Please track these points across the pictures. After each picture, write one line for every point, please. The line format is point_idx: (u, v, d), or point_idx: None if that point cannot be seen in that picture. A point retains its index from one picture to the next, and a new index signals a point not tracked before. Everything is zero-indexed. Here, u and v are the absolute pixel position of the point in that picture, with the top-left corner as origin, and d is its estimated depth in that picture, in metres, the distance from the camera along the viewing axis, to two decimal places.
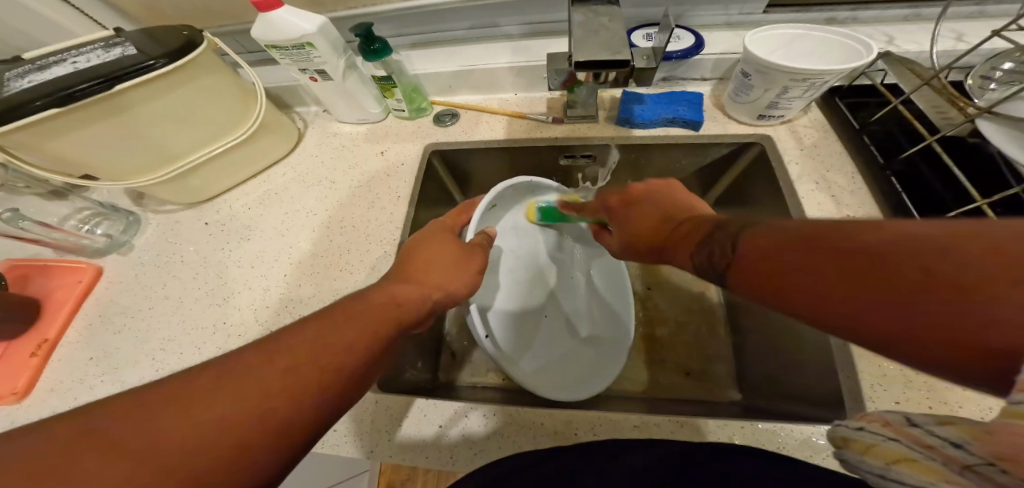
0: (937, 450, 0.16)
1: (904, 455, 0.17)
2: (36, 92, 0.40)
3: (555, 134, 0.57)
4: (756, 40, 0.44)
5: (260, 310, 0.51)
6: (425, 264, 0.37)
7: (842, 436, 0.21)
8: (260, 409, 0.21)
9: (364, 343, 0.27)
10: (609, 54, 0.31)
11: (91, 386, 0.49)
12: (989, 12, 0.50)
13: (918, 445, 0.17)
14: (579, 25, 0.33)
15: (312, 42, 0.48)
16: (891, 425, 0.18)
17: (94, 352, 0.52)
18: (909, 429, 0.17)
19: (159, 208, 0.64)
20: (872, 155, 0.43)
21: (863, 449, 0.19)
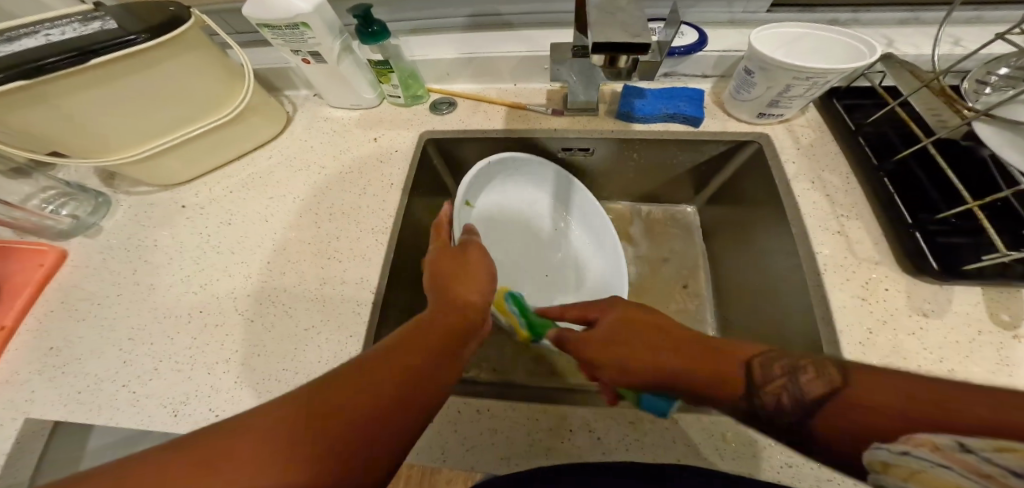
0: (993, 478, 0.17)
1: (955, 484, 0.18)
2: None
3: (554, 125, 0.56)
4: (761, 37, 0.44)
5: (241, 298, 0.48)
6: (455, 270, 0.40)
7: (880, 461, 0.21)
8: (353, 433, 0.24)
9: (433, 376, 0.29)
10: (629, 36, 0.29)
11: (49, 377, 0.46)
12: (982, 19, 0.51)
13: (970, 474, 0.18)
14: (597, 6, 0.31)
15: (306, 22, 0.46)
16: (941, 450, 0.19)
17: (54, 341, 0.48)
18: (961, 455, 0.18)
19: (132, 189, 0.60)
20: (866, 156, 0.44)
21: (908, 476, 0.20)
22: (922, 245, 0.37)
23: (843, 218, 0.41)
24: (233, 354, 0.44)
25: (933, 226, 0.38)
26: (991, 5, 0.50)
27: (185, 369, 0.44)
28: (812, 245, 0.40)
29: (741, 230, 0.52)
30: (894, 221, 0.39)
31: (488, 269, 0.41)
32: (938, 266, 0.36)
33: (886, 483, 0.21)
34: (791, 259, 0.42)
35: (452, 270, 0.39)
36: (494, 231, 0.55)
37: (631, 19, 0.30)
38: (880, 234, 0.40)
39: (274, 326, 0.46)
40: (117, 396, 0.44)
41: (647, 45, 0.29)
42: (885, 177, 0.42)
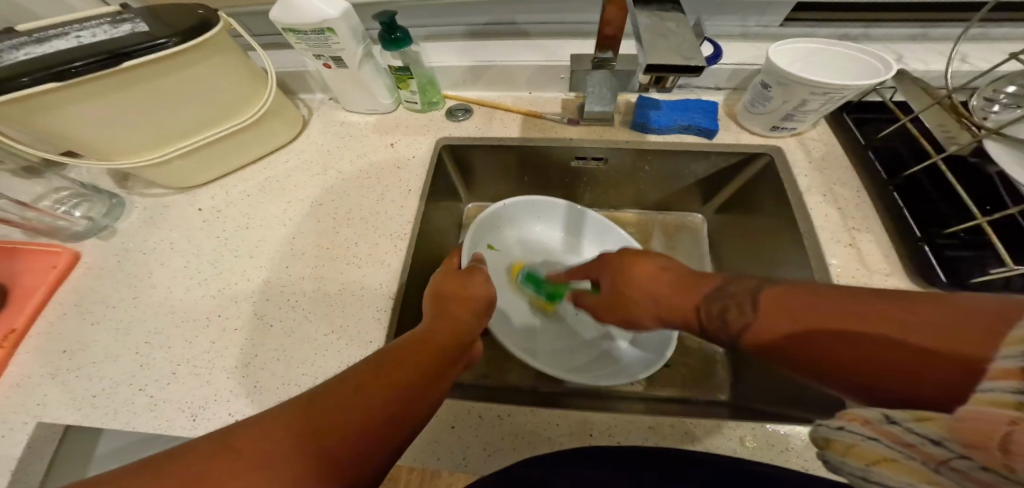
0: (916, 449, 0.17)
1: (886, 456, 0.18)
2: (26, 66, 0.38)
3: (570, 134, 0.57)
4: (777, 52, 0.46)
5: (259, 302, 0.49)
6: (452, 286, 0.42)
7: (826, 439, 0.22)
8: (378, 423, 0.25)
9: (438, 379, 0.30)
10: (681, 58, 0.30)
11: (63, 380, 0.46)
12: (987, 37, 0.53)
13: (896, 445, 0.18)
14: (645, 27, 0.32)
15: (333, 28, 0.47)
16: (871, 423, 0.20)
17: (67, 344, 0.48)
18: (887, 428, 0.19)
19: (146, 191, 0.60)
20: (876, 171, 0.45)
21: (846, 451, 0.20)
22: (931, 258, 0.39)
23: (854, 230, 0.43)
24: (253, 359, 0.45)
25: (941, 239, 0.39)
26: (997, 23, 0.52)
27: (203, 373, 0.44)
28: (825, 257, 0.41)
29: (751, 240, 0.54)
30: (903, 234, 0.41)
31: (489, 288, 0.44)
32: (948, 278, 0.37)
33: (830, 458, 0.22)
34: (803, 269, 0.43)
35: (454, 290, 0.42)
36: (523, 271, 0.61)
37: (684, 41, 0.31)
38: (891, 247, 0.41)
39: (293, 330, 0.46)
40: (134, 400, 0.44)
41: (698, 68, 0.30)
42: (895, 191, 0.43)
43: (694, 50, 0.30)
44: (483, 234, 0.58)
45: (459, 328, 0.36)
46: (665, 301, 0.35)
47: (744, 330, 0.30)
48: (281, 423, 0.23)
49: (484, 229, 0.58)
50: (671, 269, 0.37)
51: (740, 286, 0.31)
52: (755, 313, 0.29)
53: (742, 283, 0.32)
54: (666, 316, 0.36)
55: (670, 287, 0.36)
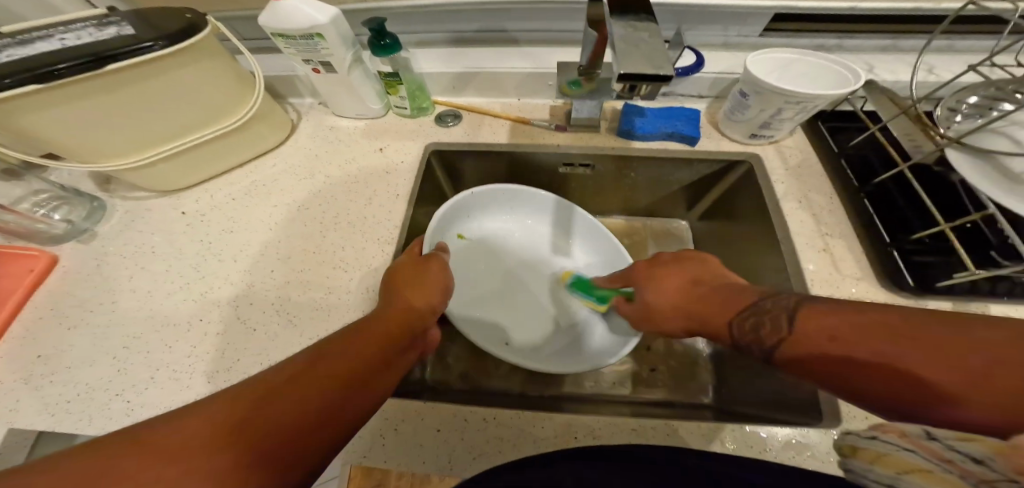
0: (955, 463, 0.20)
1: (918, 466, 0.22)
2: (7, 67, 0.37)
3: (557, 141, 0.58)
4: (755, 62, 0.47)
5: (243, 306, 0.48)
6: (404, 274, 0.42)
7: (862, 448, 0.26)
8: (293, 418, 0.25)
9: (377, 378, 0.30)
10: (651, 67, 0.30)
11: (36, 386, 0.44)
12: (953, 48, 0.56)
13: (935, 459, 0.21)
14: (620, 38, 0.32)
15: (322, 33, 0.47)
16: (909, 437, 0.23)
17: (42, 350, 0.47)
18: (926, 442, 0.22)
19: (129, 194, 0.59)
20: (848, 178, 0.47)
21: (878, 458, 0.24)
22: (898, 263, 0.40)
23: (828, 236, 0.44)
24: (236, 363, 0.44)
25: (908, 245, 0.41)
26: (963, 35, 0.54)
27: (183, 379, 0.44)
28: (800, 261, 0.43)
29: (733, 245, 0.55)
30: (873, 239, 0.42)
31: (444, 278, 0.44)
32: (914, 282, 0.39)
33: (865, 467, 0.26)
34: (780, 273, 0.45)
35: (410, 278, 0.42)
36: (487, 264, 0.59)
37: (657, 51, 0.31)
38: (863, 251, 0.43)
39: (277, 334, 0.45)
40: (110, 406, 0.43)
41: (668, 77, 0.30)
42: (865, 198, 0.45)
43: (665, 60, 0.31)
44: (451, 225, 0.57)
45: (405, 321, 0.36)
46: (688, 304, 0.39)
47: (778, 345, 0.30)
48: (192, 412, 0.23)
49: (450, 218, 0.57)
50: (710, 284, 0.39)
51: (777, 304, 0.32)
52: (788, 330, 0.30)
53: (778, 301, 0.32)
54: (696, 327, 0.38)
55: (701, 298, 0.38)
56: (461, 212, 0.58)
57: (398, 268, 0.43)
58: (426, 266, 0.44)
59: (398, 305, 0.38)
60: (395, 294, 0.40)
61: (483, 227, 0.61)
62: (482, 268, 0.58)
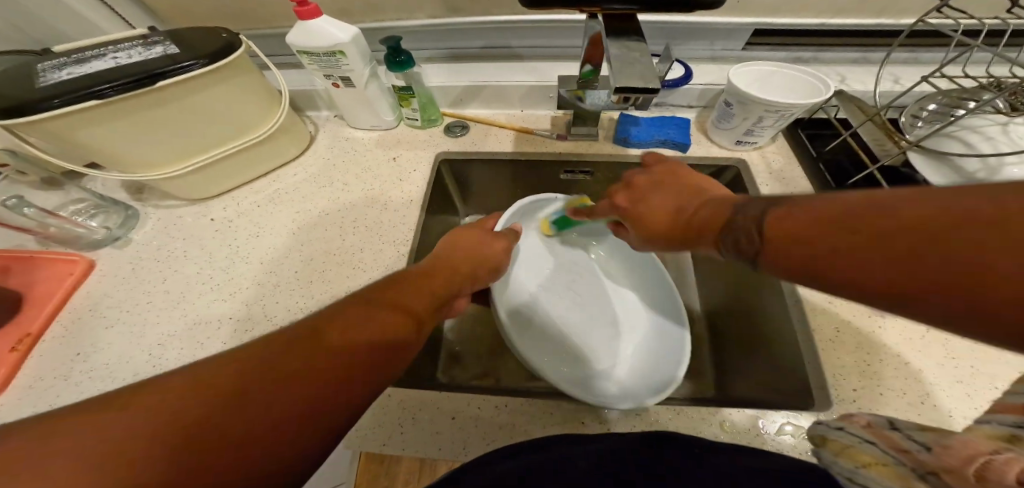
0: (907, 455, 0.23)
1: (875, 460, 0.25)
2: (67, 86, 0.42)
3: (559, 148, 0.62)
4: (737, 74, 0.52)
5: (270, 304, 0.52)
6: (466, 242, 0.49)
7: (821, 436, 0.30)
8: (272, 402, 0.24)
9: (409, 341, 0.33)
10: (641, 82, 0.34)
11: (78, 381, 0.48)
12: (920, 59, 0.60)
13: (892, 451, 0.24)
14: (614, 56, 0.37)
15: (344, 51, 0.52)
16: (874, 428, 0.27)
17: (80, 348, 0.51)
18: (888, 433, 0.25)
19: (160, 202, 0.63)
20: (826, 181, 0.51)
21: (839, 450, 0.28)
22: None
23: None
24: None
25: None
26: (925, 47, 0.59)
27: None
28: None
29: None
30: None
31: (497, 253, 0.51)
32: None
33: (824, 453, 0.30)
34: None
35: (466, 247, 0.48)
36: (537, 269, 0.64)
37: (647, 68, 0.35)
38: None
39: None
40: None
41: (655, 91, 0.34)
42: None
43: (655, 77, 0.35)
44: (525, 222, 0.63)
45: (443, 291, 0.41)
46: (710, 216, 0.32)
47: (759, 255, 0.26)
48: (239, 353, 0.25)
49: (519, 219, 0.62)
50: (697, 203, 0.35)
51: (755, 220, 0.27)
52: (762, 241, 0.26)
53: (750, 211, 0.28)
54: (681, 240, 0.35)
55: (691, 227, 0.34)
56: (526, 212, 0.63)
57: (461, 235, 0.50)
58: (482, 236, 0.51)
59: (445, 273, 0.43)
60: (444, 255, 0.46)
61: (537, 232, 0.66)
62: (532, 265, 0.64)
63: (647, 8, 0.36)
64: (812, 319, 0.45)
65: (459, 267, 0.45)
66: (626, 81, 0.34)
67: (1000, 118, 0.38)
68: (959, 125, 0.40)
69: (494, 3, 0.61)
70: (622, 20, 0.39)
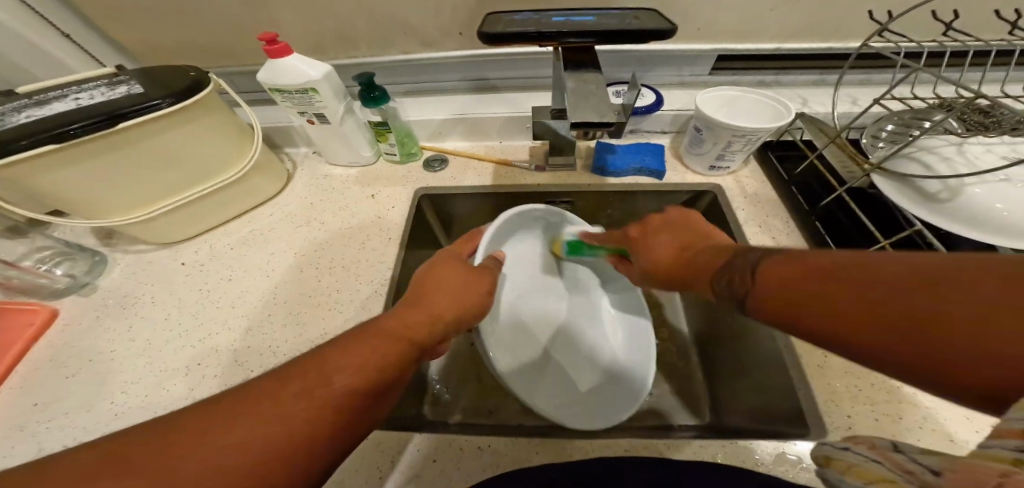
0: (915, 474, 0.20)
1: (884, 476, 0.21)
2: (24, 128, 0.41)
3: (538, 180, 0.62)
4: (704, 100, 0.53)
5: (241, 348, 0.49)
6: (444, 280, 0.42)
7: (825, 456, 0.26)
8: (216, 467, 0.22)
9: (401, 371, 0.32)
10: (597, 116, 0.35)
11: (30, 437, 0.44)
12: (872, 79, 0.63)
13: (898, 470, 0.21)
14: (574, 90, 0.38)
15: (316, 87, 0.52)
16: (879, 449, 0.23)
17: (40, 397, 0.47)
18: (894, 455, 0.21)
19: (131, 247, 0.62)
20: (799, 204, 0.51)
21: (846, 468, 0.24)
22: None
23: None
24: None
25: None
26: (879, 70, 0.62)
27: None
28: None
29: None
30: None
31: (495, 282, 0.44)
32: None
33: (831, 475, 0.25)
34: None
35: (444, 281, 0.41)
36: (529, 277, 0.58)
37: (602, 102, 0.36)
38: None
39: None
40: None
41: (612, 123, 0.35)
42: (816, 221, 0.49)
43: (611, 110, 0.36)
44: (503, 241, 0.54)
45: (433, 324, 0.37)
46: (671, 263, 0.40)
47: (747, 299, 0.29)
48: (211, 415, 0.24)
49: (510, 233, 0.55)
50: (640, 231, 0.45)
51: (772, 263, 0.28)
52: (755, 283, 0.29)
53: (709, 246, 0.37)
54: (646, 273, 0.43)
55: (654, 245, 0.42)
56: (511, 233, 0.55)
57: (437, 273, 0.43)
58: (467, 275, 0.43)
59: (417, 307, 0.38)
60: (417, 295, 0.40)
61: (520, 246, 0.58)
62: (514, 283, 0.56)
63: (603, 42, 0.37)
64: (795, 345, 0.45)
65: (443, 307, 0.39)
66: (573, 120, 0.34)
67: (954, 139, 0.40)
68: (916, 146, 0.41)
69: (466, 38, 0.62)
70: (580, 52, 0.40)
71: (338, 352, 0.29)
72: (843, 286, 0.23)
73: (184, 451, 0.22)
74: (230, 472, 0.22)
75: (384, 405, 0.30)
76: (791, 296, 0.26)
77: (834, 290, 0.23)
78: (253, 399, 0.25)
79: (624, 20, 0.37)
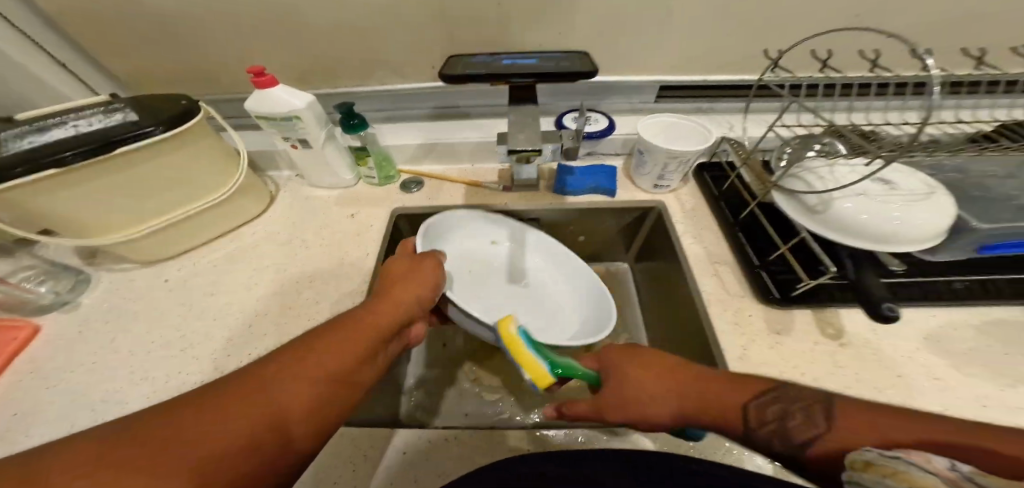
0: None
1: None
2: (25, 152, 0.44)
3: (506, 200, 0.69)
4: (644, 127, 0.61)
5: (223, 357, 0.52)
6: (397, 272, 0.48)
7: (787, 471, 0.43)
8: (221, 432, 0.27)
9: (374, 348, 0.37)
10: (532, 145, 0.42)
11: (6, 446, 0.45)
12: (791, 108, 0.74)
13: None
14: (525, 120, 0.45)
15: (300, 115, 0.57)
16: None
17: (20, 408, 0.48)
18: None
19: (115, 266, 0.64)
20: (725, 216, 0.60)
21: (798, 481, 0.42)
22: (765, 280, 0.50)
23: (717, 263, 0.55)
24: None
25: (770, 265, 0.52)
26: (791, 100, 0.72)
27: None
28: (696, 283, 0.53)
29: (654, 276, 0.66)
30: (745, 261, 0.53)
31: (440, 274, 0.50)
32: (778, 294, 0.48)
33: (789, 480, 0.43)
34: (685, 292, 0.54)
35: (401, 279, 0.46)
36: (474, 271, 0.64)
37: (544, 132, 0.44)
38: (741, 274, 0.53)
39: None
40: None
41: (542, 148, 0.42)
42: (738, 231, 0.57)
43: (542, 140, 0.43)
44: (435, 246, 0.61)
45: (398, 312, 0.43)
46: (657, 397, 0.34)
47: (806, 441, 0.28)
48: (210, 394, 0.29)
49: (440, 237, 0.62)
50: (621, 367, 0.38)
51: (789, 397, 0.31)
52: (813, 425, 0.29)
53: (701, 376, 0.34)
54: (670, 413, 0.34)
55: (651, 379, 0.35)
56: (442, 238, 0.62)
57: (392, 274, 0.47)
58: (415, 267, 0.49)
59: (381, 301, 0.43)
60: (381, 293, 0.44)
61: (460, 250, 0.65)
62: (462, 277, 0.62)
63: (543, 82, 0.40)
64: None
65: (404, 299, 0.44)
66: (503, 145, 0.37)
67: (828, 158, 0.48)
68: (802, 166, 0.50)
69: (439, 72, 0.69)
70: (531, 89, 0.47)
71: (314, 342, 0.35)
72: (883, 425, 0.26)
73: (200, 422, 0.27)
74: (234, 436, 0.27)
75: (364, 379, 0.35)
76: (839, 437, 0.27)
77: (882, 432, 0.26)
78: (249, 379, 0.30)
79: (561, 63, 0.41)
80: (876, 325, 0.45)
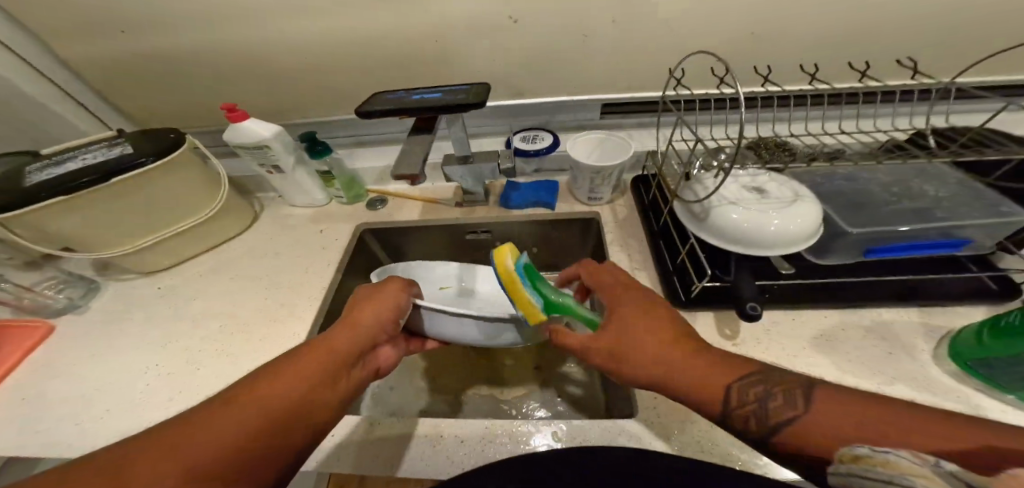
0: None
1: None
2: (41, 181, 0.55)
3: (457, 215, 0.75)
4: (574, 145, 0.67)
5: (196, 353, 0.60)
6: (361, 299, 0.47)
7: None
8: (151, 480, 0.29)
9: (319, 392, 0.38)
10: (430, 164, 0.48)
11: (14, 423, 0.53)
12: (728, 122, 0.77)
13: None
14: None
15: (268, 145, 0.66)
16: None
17: (28, 393, 0.57)
18: None
19: (121, 276, 0.74)
20: (648, 225, 0.64)
21: None
22: (672, 283, 0.54)
23: (636, 269, 0.58)
24: (180, 399, 0.54)
25: (679, 268, 0.56)
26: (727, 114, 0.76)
27: (137, 411, 0.53)
28: None
29: None
30: (658, 267, 0.57)
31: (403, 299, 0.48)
32: (682, 296, 0.52)
33: None
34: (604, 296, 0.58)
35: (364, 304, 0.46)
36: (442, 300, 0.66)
37: None
38: (656, 279, 0.56)
39: (220, 372, 0.57)
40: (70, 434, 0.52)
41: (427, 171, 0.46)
42: (657, 238, 0.62)
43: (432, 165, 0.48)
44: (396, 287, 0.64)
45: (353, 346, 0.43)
46: (651, 358, 0.36)
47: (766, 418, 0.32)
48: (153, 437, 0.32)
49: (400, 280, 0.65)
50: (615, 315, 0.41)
51: (781, 379, 0.33)
52: (776, 406, 0.32)
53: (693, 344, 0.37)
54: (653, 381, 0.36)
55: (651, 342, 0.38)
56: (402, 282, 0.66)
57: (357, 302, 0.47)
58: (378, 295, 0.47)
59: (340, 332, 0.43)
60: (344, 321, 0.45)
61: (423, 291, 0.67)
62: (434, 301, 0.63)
63: (444, 112, 0.46)
64: None
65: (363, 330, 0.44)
66: (408, 169, 0.44)
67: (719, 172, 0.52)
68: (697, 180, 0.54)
69: None
70: None
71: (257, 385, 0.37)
72: (869, 412, 0.29)
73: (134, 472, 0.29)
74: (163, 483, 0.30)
75: (304, 424, 0.37)
76: (825, 418, 0.30)
77: (871, 417, 0.28)
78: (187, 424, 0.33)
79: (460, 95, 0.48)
80: (770, 327, 0.47)
